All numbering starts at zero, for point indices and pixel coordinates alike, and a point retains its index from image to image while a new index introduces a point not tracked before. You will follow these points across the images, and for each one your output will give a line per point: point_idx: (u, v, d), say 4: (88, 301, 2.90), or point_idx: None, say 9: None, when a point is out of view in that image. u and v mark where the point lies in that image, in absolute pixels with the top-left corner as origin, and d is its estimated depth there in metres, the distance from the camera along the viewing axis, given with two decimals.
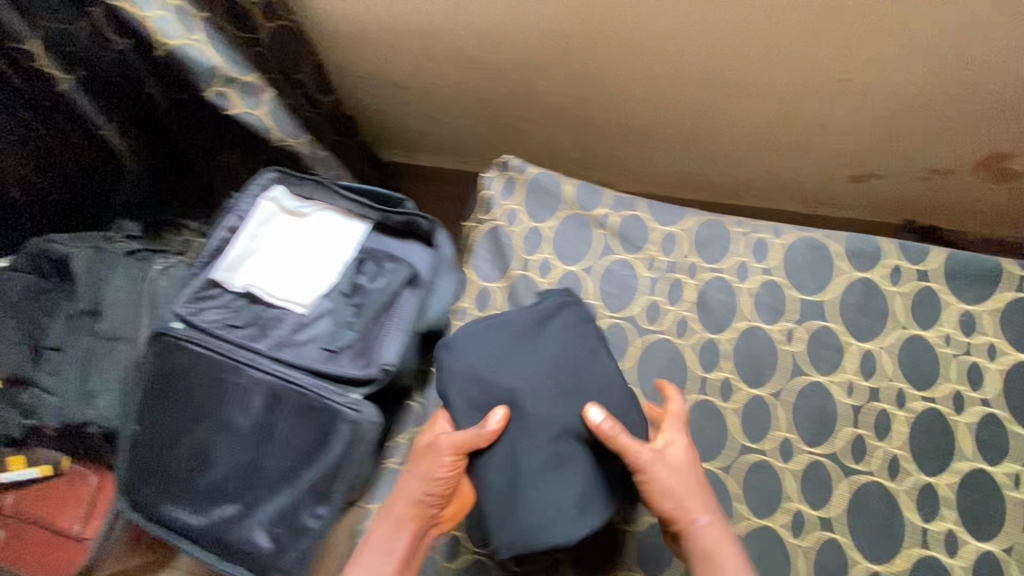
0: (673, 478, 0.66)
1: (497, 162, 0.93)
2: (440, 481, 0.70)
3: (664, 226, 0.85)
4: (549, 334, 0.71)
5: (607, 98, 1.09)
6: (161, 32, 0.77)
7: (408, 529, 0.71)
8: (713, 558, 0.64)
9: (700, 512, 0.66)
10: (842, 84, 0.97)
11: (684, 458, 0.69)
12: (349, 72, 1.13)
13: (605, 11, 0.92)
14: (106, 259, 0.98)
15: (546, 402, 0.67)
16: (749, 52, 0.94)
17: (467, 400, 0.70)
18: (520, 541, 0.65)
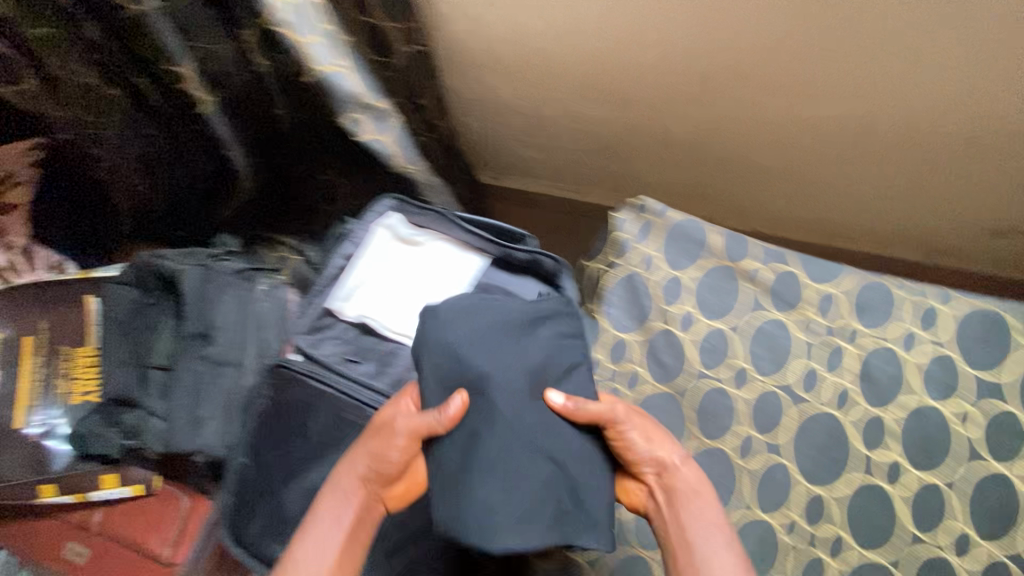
0: (643, 440, 0.67)
1: (631, 202, 0.87)
2: (391, 455, 0.67)
3: (820, 285, 0.78)
4: (537, 335, 0.67)
5: (740, 135, 1.04)
6: (314, 58, 0.75)
7: (358, 497, 0.69)
8: (693, 507, 0.66)
9: (675, 464, 0.68)
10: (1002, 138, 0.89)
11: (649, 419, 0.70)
12: (466, 94, 1.10)
13: (766, 50, 0.87)
14: (215, 279, 0.95)
15: (515, 400, 0.62)
16: (918, 99, 0.88)
17: (438, 383, 0.65)
18: (462, 525, 0.59)
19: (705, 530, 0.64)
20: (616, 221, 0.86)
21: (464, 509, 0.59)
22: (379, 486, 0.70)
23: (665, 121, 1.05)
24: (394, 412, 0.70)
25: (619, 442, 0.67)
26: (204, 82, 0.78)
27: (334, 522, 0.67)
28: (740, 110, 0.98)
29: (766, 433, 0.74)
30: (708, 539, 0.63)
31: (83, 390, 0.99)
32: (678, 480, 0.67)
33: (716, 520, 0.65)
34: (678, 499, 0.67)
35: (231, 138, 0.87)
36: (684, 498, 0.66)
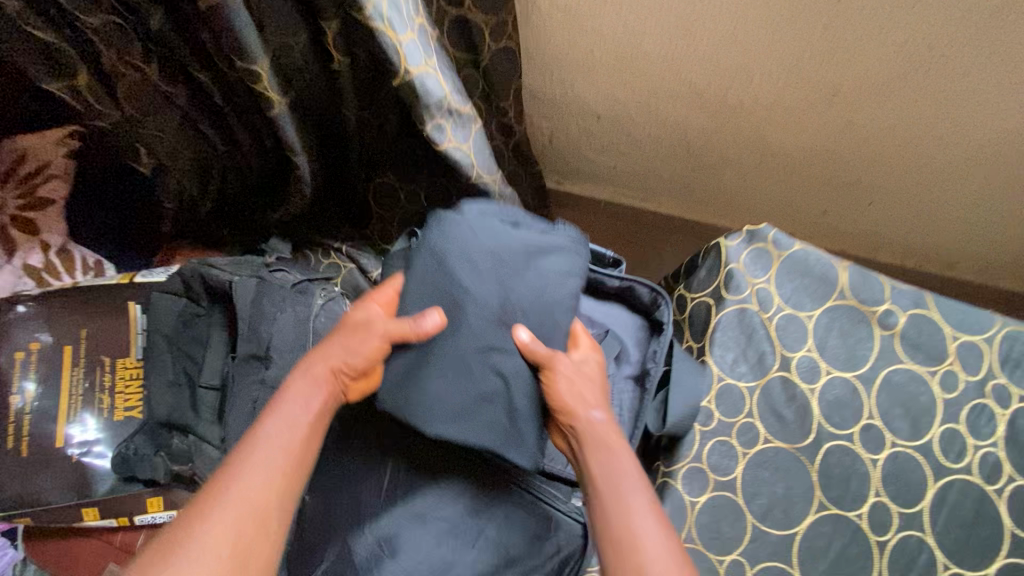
0: (573, 386, 0.65)
1: (742, 229, 0.78)
2: (370, 354, 0.63)
3: (963, 335, 0.69)
4: (530, 273, 0.69)
5: (857, 150, 0.92)
6: (407, 56, 0.66)
7: (328, 387, 0.62)
8: (609, 454, 0.61)
9: (599, 411, 0.65)
10: None
11: (588, 366, 0.68)
12: (543, 93, 1.00)
13: (911, 55, 0.76)
14: (271, 293, 0.87)
15: (485, 319, 0.65)
16: None
17: (425, 290, 0.67)
18: (401, 405, 0.64)
19: (614, 476, 0.59)
20: (726, 249, 0.76)
21: (407, 395, 0.64)
22: (348, 381, 0.64)
23: (770, 132, 0.93)
24: (356, 315, 0.66)
25: (549, 385, 0.65)
26: (278, 85, 0.69)
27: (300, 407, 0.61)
28: (863, 122, 0.87)
29: (909, 505, 0.65)
30: (626, 485, 0.59)
31: (126, 406, 0.92)
32: (602, 425, 0.64)
33: (629, 470, 0.60)
34: (591, 446, 0.62)
35: (300, 148, 0.78)
36: (592, 442, 0.62)
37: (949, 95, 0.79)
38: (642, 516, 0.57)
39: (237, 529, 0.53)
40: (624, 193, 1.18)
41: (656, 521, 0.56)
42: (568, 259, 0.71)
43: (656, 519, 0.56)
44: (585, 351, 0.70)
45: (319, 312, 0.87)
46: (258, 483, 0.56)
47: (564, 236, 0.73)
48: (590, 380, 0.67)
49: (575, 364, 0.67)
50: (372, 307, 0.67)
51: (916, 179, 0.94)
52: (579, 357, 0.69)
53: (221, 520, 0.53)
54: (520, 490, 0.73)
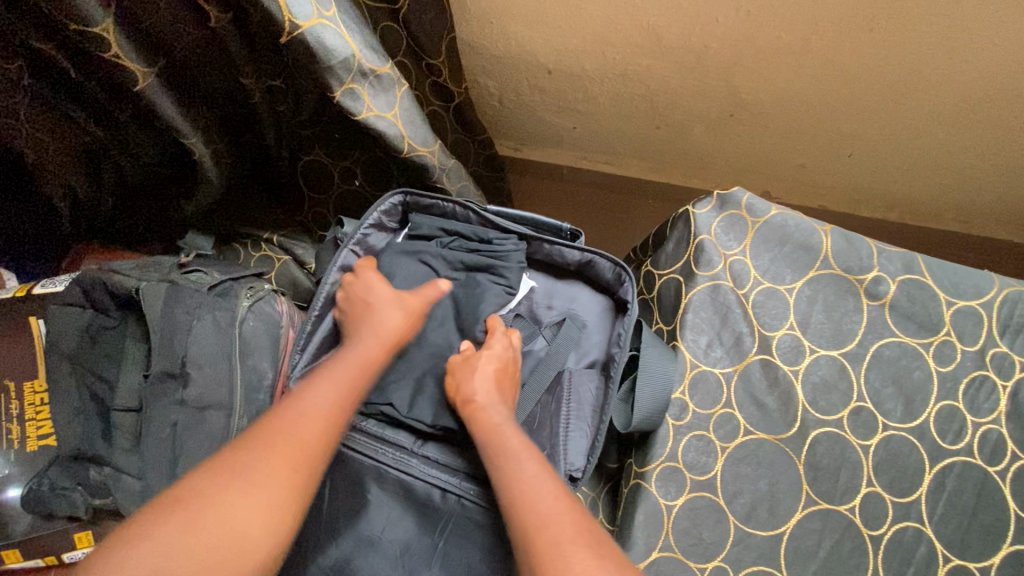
0: (468, 385, 0.62)
1: (711, 194, 0.68)
2: (403, 314, 0.65)
3: (960, 300, 0.61)
4: (475, 281, 0.72)
5: (841, 97, 0.82)
6: (290, 5, 0.54)
7: (368, 354, 0.62)
8: (496, 439, 0.57)
9: (499, 408, 0.60)
10: None
11: (488, 361, 0.64)
12: (485, 47, 0.87)
13: None
14: (183, 299, 0.75)
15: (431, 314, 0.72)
16: None
17: None
18: None
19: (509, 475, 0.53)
20: (694, 218, 0.67)
21: None
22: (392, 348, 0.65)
23: (745, 79, 0.82)
24: (361, 291, 0.67)
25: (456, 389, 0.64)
26: (134, 49, 0.57)
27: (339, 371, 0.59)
28: (845, 65, 0.77)
29: (903, 495, 0.59)
30: (528, 476, 0.52)
31: (38, 435, 0.80)
32: (497, 421, 0.59)
33: (529, 463, 0.54)
34: (483, 445, 0.58)
35: (188, 125, 0.67)
36: (483, 440, 0.58)
37: (946, 26, 0.69)
38: (553, 516, 0.48)
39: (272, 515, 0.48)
40: (587, 157, 1.07)
41: (570, 513, 0.49)
42: (513, 264, 0.71)
43: (567, 513, 0.49)
44: (496, 339, 0.66)
45: (242, 313, 0.77)
46: (298, 457, 0.51)
47: (515, 243, 0.72)
48: (499, 379, 0.63)
49: (483, 367, 0.63)
50: (393, 301, 0.65)
51: (906, 127, 0.84)
52: (487, 349, 0.65)
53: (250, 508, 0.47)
54: (474, 505, 0.63)
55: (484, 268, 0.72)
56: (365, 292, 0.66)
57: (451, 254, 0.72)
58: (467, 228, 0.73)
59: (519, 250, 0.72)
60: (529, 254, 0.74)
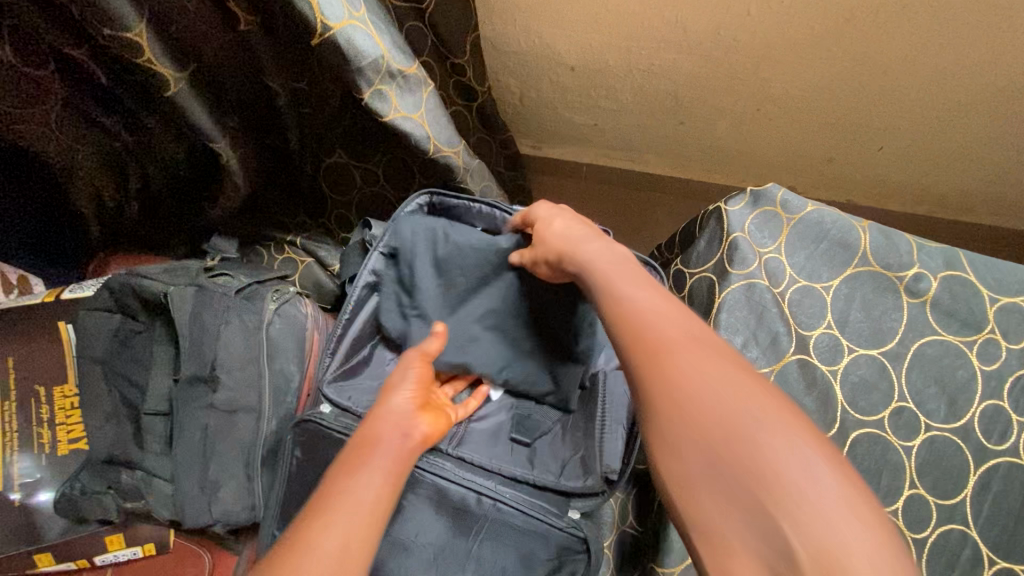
0: (554, 241, 0.59)
1: (743, 191, 0.67)
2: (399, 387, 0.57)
3: (1004, 297, 0.60)
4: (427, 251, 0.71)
5: (874, 89, 0.80)
6: (322, 6, 0.54)
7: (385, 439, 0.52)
8: (604, 277, 0.52)
9: (589, 244, 0.56)
10: None
11: (555, 218, 0.62)
12: (507, 43, 0.86)
13: None
14: (212, 302, 0.75)
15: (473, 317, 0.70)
16: None
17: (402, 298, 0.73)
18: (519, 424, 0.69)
19: (621, 309, 0.47)
20: (727, 215, 0.65)
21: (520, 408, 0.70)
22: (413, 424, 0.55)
23: (774, 72, 0.81)
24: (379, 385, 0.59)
25: (539, 245, 0.61)
26: (166, 53, 0.56)
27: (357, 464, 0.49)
28: (879, 56, 0.75)
29: (947, 497, 0.58)
30: (649, 318, 0.45)
31: (70, 438, 0.81)
32: (591, 261, 0.54)
33: (641, 295, 0.47)
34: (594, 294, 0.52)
35: (218, 131, 0.66)
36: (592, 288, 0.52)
37: (987, 14, 0.67)
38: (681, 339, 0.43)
39: (380, 505, 0.47)
40: (608, 155, 1.05)
41: (708, 346, 0.42)
42: (434, 225, 0.72)
43: (697, 336, 0.43)
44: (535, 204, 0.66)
45: (269, 317, 0.77)
46: (362, 506, 0.46)
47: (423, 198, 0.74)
48: (578, 226, 0.60)
49: (559, 223, 0.61)
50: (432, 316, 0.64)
51: (941, 118, 0.82)
52: (541, 217, 0.63)
53: (357, 509, 0.45)
54: (510, 509, 0.63)
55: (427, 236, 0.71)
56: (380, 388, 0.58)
57: (466, 279, 0.70)
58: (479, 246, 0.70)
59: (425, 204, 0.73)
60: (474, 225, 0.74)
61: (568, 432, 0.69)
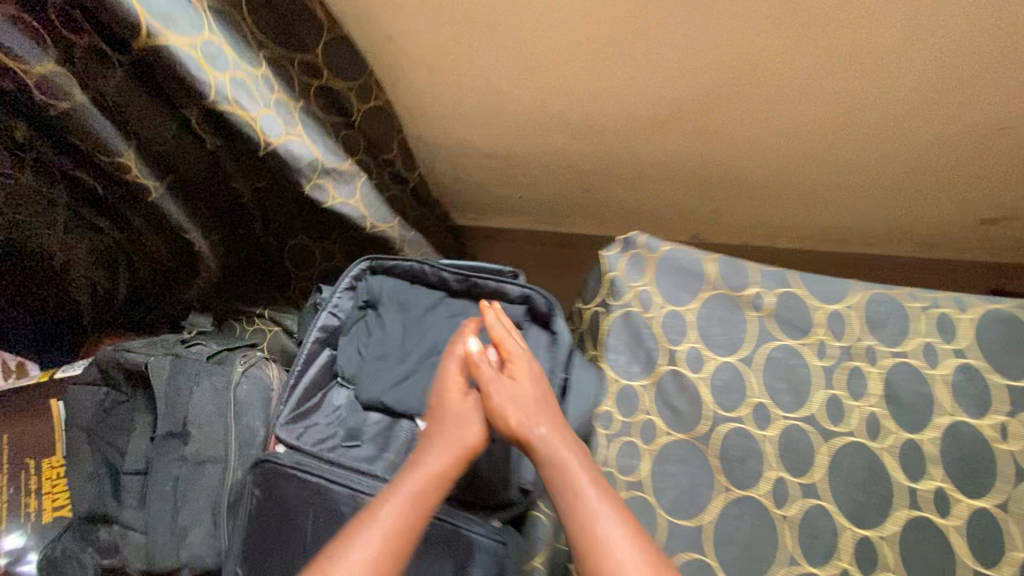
0: (519, 414, 0.70)
1: (618, 239, 0.83)
2: (463, 430, 0.71)
3: (828, 304, 0.74)
4: (387, 314, 0.87)
5: (728, 154, 0.98)
6: (264, 128, 0.71)
7: (433, 474, 0.67)
8: (570, 477, 0.64)
9: (557, 439, 0.68)
10: (990, 140, 0.86)
11: (531, 383, 0.72)
12: (434, 141, 1.05)
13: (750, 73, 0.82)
14: (185, 368, 0.87)
15: (412, 365, 0.85)
16: (899, 111, 0.84)
17: (355, 355, 0.87)
18: None
19: (580, 504, 0.62)
20: (605, 259, 0.81)
21: None
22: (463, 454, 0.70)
23: (646, 145, 0.99)
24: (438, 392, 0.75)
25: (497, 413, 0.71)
26: (148, 167, 0.74)
27: (410, 500, 0.63)
28: (719, 130, 0.93)
29: (804, 476, 0.68)
30: (607, 517, 0.61)
31: (54, 506, 0.90)
32: (560, 454, 0.66)
33: (606, 508, 0.61)
34: (559, 486, 0.64)
35: (189, 221, 0.83)
36: (560, 479, 0.65)
37: (785, 99, 0.86)
38: (630, 552, 0.58)
39: (408, 526, 0.62)
40: (534, 220, 1.23)
41: (644, 557, 0.58)
42: (386, 289, 0.88)
43: (641, 553, 0.58)
44: (511, 353, 0.75)
45: (236, 378, 0.87)
46: (403, 525, 0.61)
47: (362, 263, 0.88)
48: (539, 396, 0.72)
49: (521, 392, 0.72)
50: (452, 383, 0.75)
51: (787, 172, 1.00)
52: (520, 377, 0.73)
53: (400, 529, 0.61)
54: (442, 524, 0.72)
55: (381, 299, 0.88)
56: (437, 403, 0.74)
57: (408, 330, 0.87)
58: (434, 298, 0.88)
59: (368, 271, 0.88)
60: (413, 281, 0.89)
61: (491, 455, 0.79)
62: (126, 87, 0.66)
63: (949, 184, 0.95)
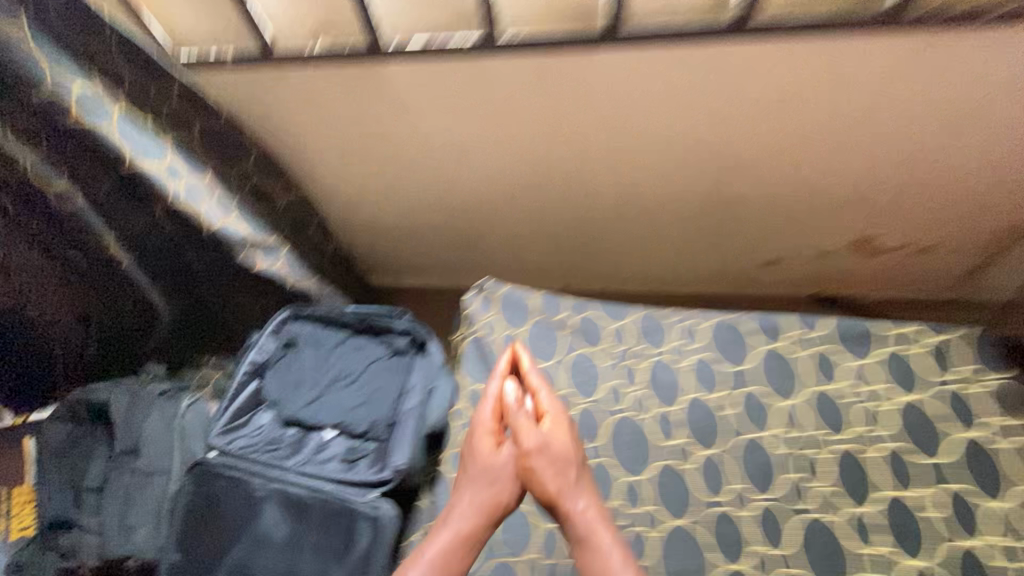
0: (551, 476, 0.86)
1: (474, 285, 1.14)
2: (496, 483, 0.87)
3: (613, 322, 1.06)
4: (303, 349, 1.14)
5: (566, 226, 1.30)
6: (206, 216, 1.01)
7: (467, 527, 0.83)
8: (586, 534, 0.82)
9: (579, 501, 0.85)
10: (739, 212, 1.21)
11: (561, 444, 0.89)
12: (349, 219, 1.36)
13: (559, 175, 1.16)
14: (141, 401, 1.11)
15: (322, 386, 1.11)
16: (670, 199, 1.19)
17: (278, 381, 1.12)
18: (350, 447, 1.06)
19: (592, 556, 0.80)
20: (464, 299, 1.12)
21: (352, 437, 1.07)
22: (500, 506, 0.86)
23: (504, 222, 1.31)
24: (476, 445, 0.90)
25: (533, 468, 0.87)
26: (121, 245, 1.02)
27: (451, 550, 0.81)
28: (554, 213, 1.26)
29: (593, 440, 0.96)
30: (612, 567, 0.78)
31: (20, 527, 1.11)
32: (579, 514, 0.84)
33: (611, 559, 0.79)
34: (579, 539, 0.82)
35: (151, 283, 1.11)
36: (580, 533, 0.83)
37: (590, 193, 1.20)
38: None
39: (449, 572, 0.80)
40: (434, 277, 1.54)
41: None
42: (305, 331, 1.16)
43: None
44: (546, 414, 0.92)
45: (184, 409, 1.10)
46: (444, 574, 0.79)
47: (284, 313, 1.16)
48: (566, 458, 0.88)
49: (555, 456, 0.87)
50: (488, 436, 0.90)
51: (613, 238, 1.33)
52: (553, 440, 0.89)
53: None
54: (333, 500, 0.96)
55: (299, 337, 1.15)
56: (476, 457, 0.89)
57: (320, 360, 1.13)
58: (340, 335, 1.16)
59: (288, 318, 1.16)
60: (325, 323, 1.17)
61: (377, 449, 1.04)
62: (112, 193, 0.95)
63: (725, 241, 1.31)
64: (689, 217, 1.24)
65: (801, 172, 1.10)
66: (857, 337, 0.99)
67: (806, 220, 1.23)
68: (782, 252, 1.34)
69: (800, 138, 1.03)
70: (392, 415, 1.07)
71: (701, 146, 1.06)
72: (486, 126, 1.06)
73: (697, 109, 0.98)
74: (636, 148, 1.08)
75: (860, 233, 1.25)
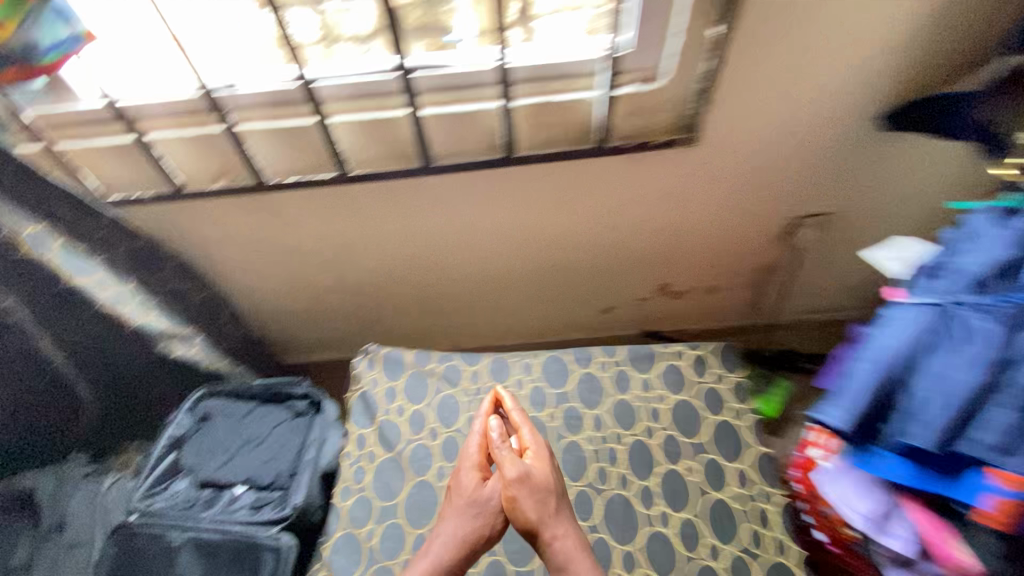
0: (531, 506, 1.02)
1: (362, 350, 1.42)
2: (482, 513, 1.05)
3: (470, 366, 1.37)
4: (217, 420, 1.36)
5: (438, 298, 1.62)
6: (131, 315, 1.28)
7: (451, 551, 1.02)
8: (558, 554, 0.99)
9: (554, 526, 1.01)
10: (567, 276, 1.57)
11: (539, 474, 1.06)
12: (259, 306, 1.62)
13: (423, 260, 1.48)
14: (68, 480, 1.28)
15: (232, 449, 1.31)
16: (514, 271, 1.54)
17: (196, 450, 1.31)
18: (257, 496, 1.25)
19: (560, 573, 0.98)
20: (354, 362, 1.40)
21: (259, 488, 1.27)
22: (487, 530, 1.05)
23: (388, 299, 1.61)
24: (466, 478, 1.10)
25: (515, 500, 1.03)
26: None
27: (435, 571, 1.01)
28: (426, 287, 1.58)
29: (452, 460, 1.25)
30: None
31: None
32: (554, 538, 1.01)
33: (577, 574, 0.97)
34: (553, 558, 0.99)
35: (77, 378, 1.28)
36: (554, 554, 1.00)
37: (451, 271, 1.53)
38: None
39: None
40: (338, 348, 1.80)
41: None
42: (219, 405, 1.38)
43: None
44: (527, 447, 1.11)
45: (107, 487, 1.30)
46: None
47: (201, 390, 1.38)
48: (545, 487, 1.05)
49: (535, 487, 1.04)
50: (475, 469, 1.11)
51: (478, 303, 1.65)
52: (533, 472, 1.06)
53: None
54: (239, 538, 1.17)
55: (213, 410, 1.37)
56: (466, 489, 1.09)
57: (231, 427, 1.35)
58: (249, 404, 1.39)
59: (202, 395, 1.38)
60: (237, 396, 1.40)
61: (279, 494, 1.26)
62: None
63: (565, 298, 1.67)
64: (531, 283, 1.59)
65: (599, 246, 1.49)
66: (645, 358, 1.34)
67: (618, 277, 1.61)
68: (611, 302, 1.71)
69: (590, 224, 1.41)
70: (293, 465, 1.30)
71: (520, 233, 1.42)
72: (356, 229, 1.38)
73: (509, 208, 1.34)
74: (474, 239, 1.42)
75: (661, 283, 1.65)
